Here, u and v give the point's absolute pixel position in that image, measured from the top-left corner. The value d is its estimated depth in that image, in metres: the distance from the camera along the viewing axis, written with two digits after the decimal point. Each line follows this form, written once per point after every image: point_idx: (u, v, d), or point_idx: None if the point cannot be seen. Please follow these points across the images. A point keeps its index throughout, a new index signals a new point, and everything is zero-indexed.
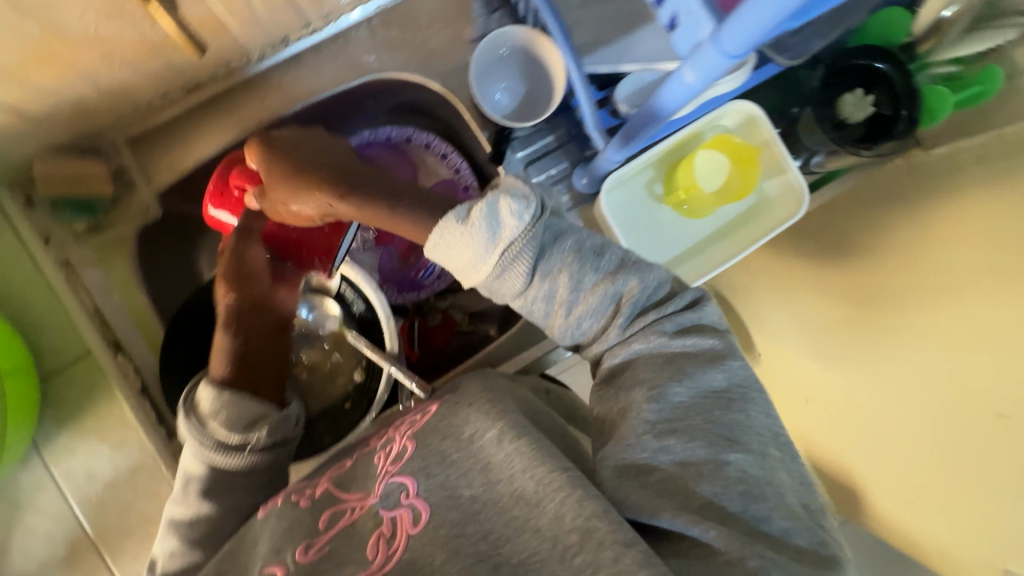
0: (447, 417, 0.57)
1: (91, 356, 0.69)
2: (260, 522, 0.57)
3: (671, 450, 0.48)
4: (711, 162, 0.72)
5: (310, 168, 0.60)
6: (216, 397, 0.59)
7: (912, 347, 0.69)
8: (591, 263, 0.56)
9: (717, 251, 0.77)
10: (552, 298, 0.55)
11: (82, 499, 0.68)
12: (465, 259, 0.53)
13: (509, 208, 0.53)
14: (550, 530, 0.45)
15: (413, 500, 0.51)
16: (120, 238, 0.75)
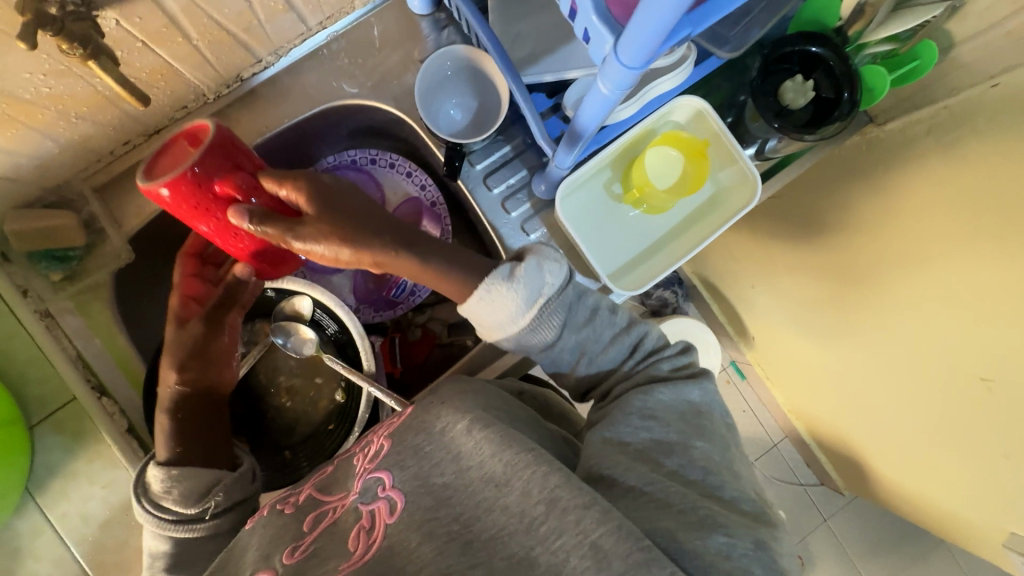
0: (420, 413, 0.58)
1: (77, 401, 0.71)
2: (248, 532, 0.57)
3: (651, 428, 0.53)
4: (664, 158, 0.73)
5: (366, 220, 0.53)
6: (164, 476, 0.61)
7: (897, 308, 0.84)
8: (609, 319, 0.60)
9: (678, 245, 0.77)
10: (576, 351, 0.60)
11: (80, 541, 0.70)
12: (507, 317, 0.55)
13: (550, 269, 0.56)
14: (518, 506, 0.46)
15: (389, 491, 0.51)
16: (95, 285, 0.76)
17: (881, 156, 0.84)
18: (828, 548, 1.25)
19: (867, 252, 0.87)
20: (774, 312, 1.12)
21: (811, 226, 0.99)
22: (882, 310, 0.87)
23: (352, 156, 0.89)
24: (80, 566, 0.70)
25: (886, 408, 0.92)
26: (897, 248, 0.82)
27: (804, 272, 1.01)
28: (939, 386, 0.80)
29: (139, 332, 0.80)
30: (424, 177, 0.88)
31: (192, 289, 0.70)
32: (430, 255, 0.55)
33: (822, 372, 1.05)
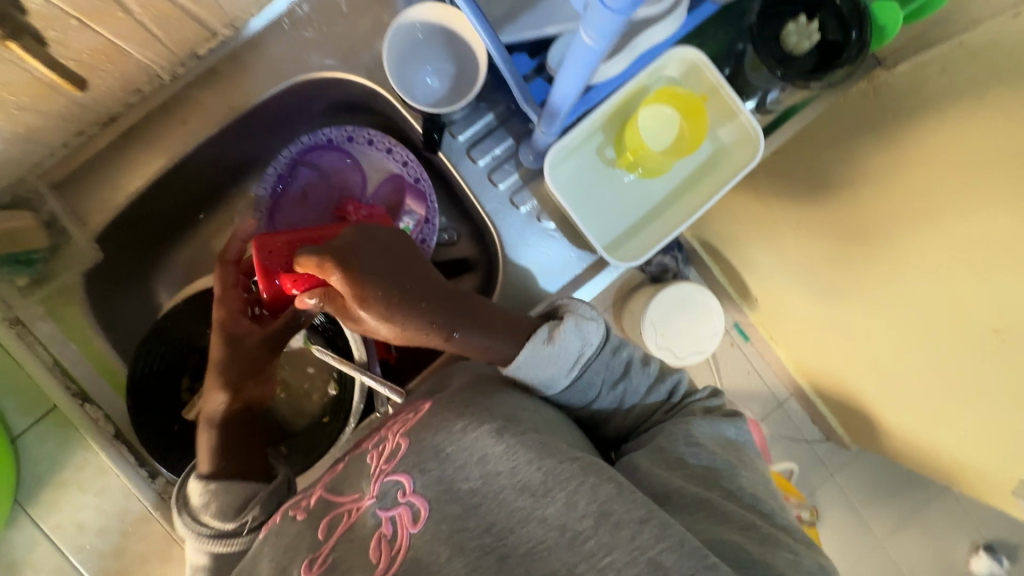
0: (441, 412, 0.55)
1: (58, 410, 0.69)
2: (261, 539, 0.56)
3: (700, 453, 0.54)
4: (659, 117, 0.68)
5: (414, 298, 0.52)
6: (204, 490, 0.61)
7: (910, 269, 0.80)
8: (642, 371, 0.62)
9: (674, 213, 0.73)
10: (615, 404, 0.61)
11: (77, 550, 0.69)
12: (550, 377, 0.57)
13: (589, 329, 0.57)
14: (559, 519, 0.44)
15: (411, 497, 0.49)
16: (66, 287, 0.72)
17: (888, 100, 0.78)
18: (837, 502, 1.23)
19: (878, 205, 0.82)
20: (778, 273, 1.08)
21: (817, 180, 0.93)
22: (893, 271, 0.83)
23: (327, 134, 0.84)
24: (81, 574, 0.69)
25: (902, 369, 0.89)
26: (909, 201, 0.77)
27: (810, 230, 0.97)
28: (964, 354, 0.77)
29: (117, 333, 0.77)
30: (405, 153, 0.82)
31: (236, 306, 0.66)
32: (478, 333, 0.56)
33: (831, 332, 1.02)
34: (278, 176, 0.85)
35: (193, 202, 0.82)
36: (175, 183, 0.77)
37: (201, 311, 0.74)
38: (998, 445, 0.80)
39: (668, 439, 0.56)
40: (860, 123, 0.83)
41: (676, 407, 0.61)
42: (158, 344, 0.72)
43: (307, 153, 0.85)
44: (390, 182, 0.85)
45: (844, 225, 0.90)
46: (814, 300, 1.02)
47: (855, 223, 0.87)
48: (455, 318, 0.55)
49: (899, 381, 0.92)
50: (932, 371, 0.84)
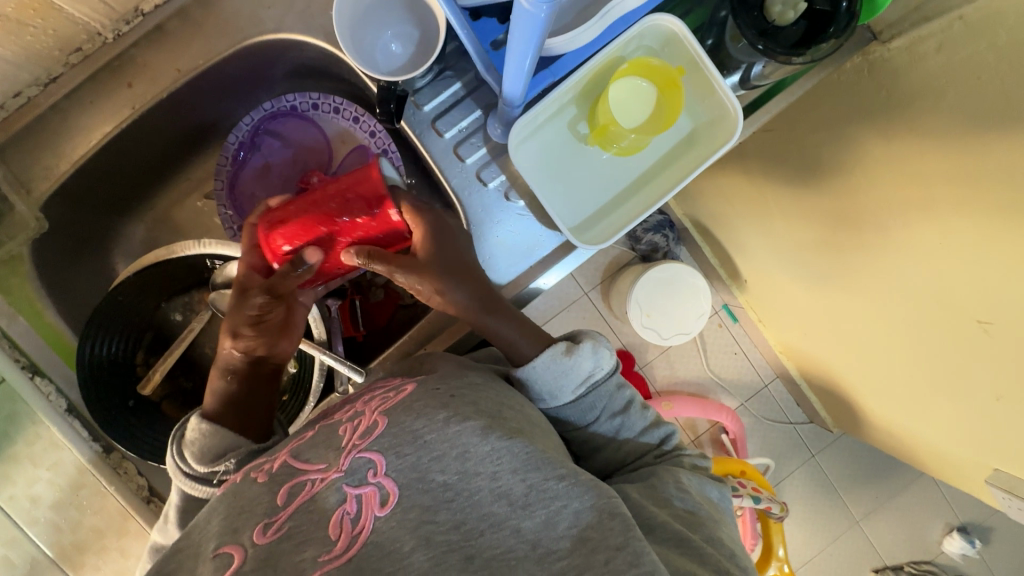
0: (424, 398, 0.52)
1: (5, 384, 0.68)
2: (218, 499, 0.51)
3: (686, 499, 0.52)
4: (633, 90, 0.64)
5: (463, 263, 0.61)
6: (196, 425, 0.61)
7: (903, 261, 0.76)
8: (643, 412, 0.60)
9: (650, 191, 0.69)
10: (609, 435, 0.59)
11: (31, 523, 0.68)
12: (555, 388, 0.57)
13: (604, 355, 0.58)
14: (533, 535, 0.43)
15: (381, 479, 0.46)
16: (12, 257, 0.69)
17: (888, 77, 0.73)
18: (817, 484, 1.23)
19: (870, 191, 0.78)
20: (766, 255, 1.05)
21: (807, 163, 0.89)
22: (880, 258, 0.81)
23: (291, 101, 0.80)
24: (36, 546, 0.69)
25: (892, 360, 0.87)
26: (901, 190, 0.74)
27: (801, 213, 0.94)
28: (955, 357, 0.75)
29: (67, 305, 0.74)
30: (372, 123, 0.78)
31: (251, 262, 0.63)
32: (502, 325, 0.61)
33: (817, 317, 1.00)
34: (240, 145, 0.82)
35: (149, 169, 0.79)
36: (126, 147, 0.73)
37: (162, 283, 0.72)
38: (979, 436, 0.79)
39: (660, 482, 0.53)
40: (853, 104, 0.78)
41: (668, 456, 0.58)
42: (110, 313, 0.69)
43: (270, 121, 0.81)
44: (356, 154, 0.81)
45: (834, 209, 0.86)
46: (804, 284, 0.99)
47: (845, 208, 0.84)
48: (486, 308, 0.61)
49: (886, 373, 0.90)
50: (922, 365, 0.81)
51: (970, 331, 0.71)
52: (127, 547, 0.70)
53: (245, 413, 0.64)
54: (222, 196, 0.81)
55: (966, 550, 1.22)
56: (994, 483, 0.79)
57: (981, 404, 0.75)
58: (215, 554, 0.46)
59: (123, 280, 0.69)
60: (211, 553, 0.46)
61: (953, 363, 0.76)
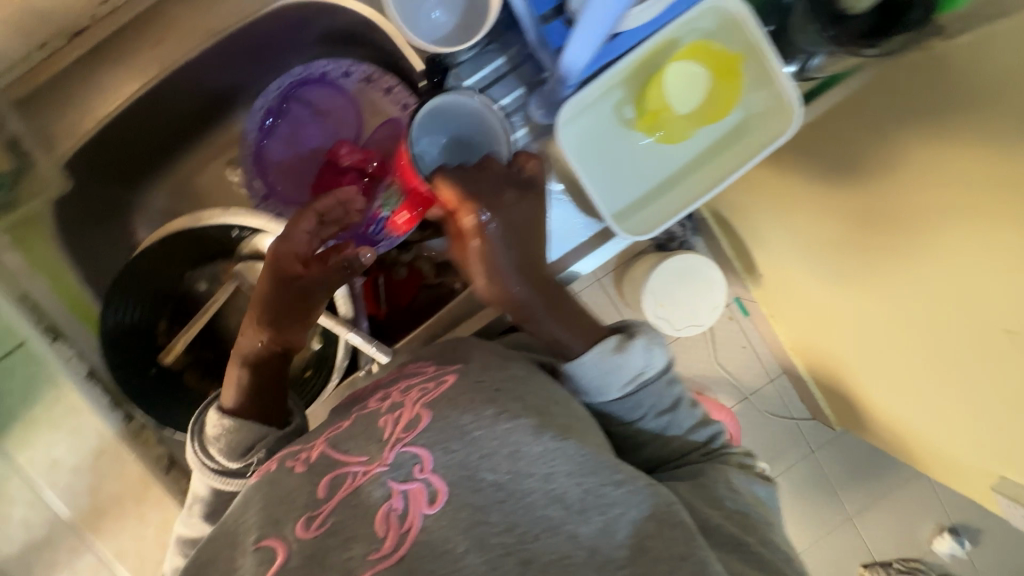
0: (469, 391, 0.53)
1: (26, 347, 0.67)
2: (254, 486, 0.53)
3: (737, 500, 0.52)
4: (687, 75, 0.61)
5: (530, 260, 0.58)
6: (217, 421, 0.61)
7: (932, 264, 0.74)
8: (691, 410, 0.60)
9: (694, 182, 0.67)
10: (656, 432, 0.58)
11: (52, 485, 0.68)
12: (604, 383, 0.57)
13: (657, 352, 0.57)
14: (590, 541, 0.44)
15: (428, 476, 0.47)
16: (32, 217, 0.67)
17: (927, 69, 0.68)
18: (816, 481, 1.23)
19: (908, 196, 0.76)
20: (789, 252, 1.03)
21: (844, 159, 0.86)
22: (908, 262, 0.78)
23: (323, 67, 0.77)
24: (54, 509, 0.68)
25: (907, 364, 0.86)
26: (944, 196, 0.70)
27: (824, 208, 0.92)
28: (978, 373, 0.74)
29: (90, 269, 0.72)
30: (406, 95, 0.77)
31: (294, 247, 0.63)
32: (558, 320, 0.58)
33: (835, 318, 0.98)
34: (267, 111, 0.79)
35: (175, 132, 0.77)
36: (150, 108, 0.71)
37: (187, 250, 0.70)
38: (993, 442, 0.78)
39: (711, 479, 0.54)
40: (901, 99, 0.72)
41: (715, 456, 0.58)
42: (133, 282, 0.68)
43: (300, 87, 0.79)
44: (389, 126, 0.79)
45: (859, 209, 0.85)
46: (822, 280, 0.98)
47: (873, 208, 0.82)
48: (545, 306, 0.58)
49: (900, 384, 0.90)
50: (938, 369, 0.80)
51: (995, 340, 0.69)
52: (147, 514, 0.70)
53: (268, 400, 0.64)
54: (249, 164, 0.79)
55: (956, 550, 1.23)
56: (1003, 492, 0.82)
57: (999, 412, 0.74)
58: (256, 546, 0.47)
59: (144, 247, 0.67)
60: (252, 546, 0.48)
61: (972, 370, 0.75)
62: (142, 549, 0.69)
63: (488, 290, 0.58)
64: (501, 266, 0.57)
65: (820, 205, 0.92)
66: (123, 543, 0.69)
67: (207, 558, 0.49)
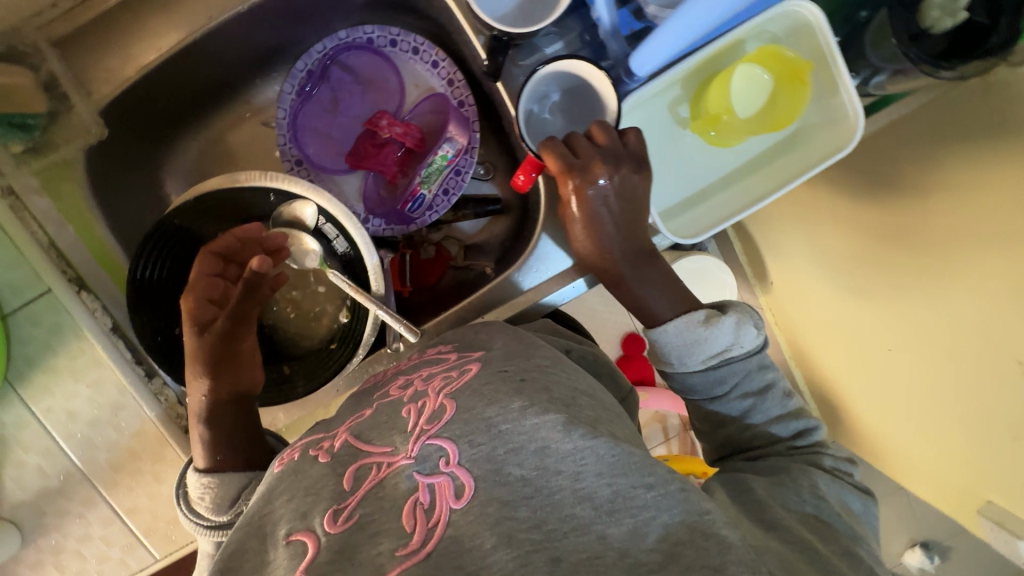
0: (494, 382, 0.53)
1: (51, 294, 0.64)
2: (277, 477, 0.53)
3: (819, 506, 0.50)
4: (754, 80, 0.60)
5: (630, 224, 0.59)
6: (198, 480, 0.59)
7: (950, 289, 0.73)
8: (780, 399, 0.58)
9: (746, 187, 0.66)
10: (738, 415, 0.58)
11: (67, 436, 0.67)
12: (687, 357, 0.56)
13: (748, 332, 0.56)
14: (620, 543, 0.41)
15: (455, 469, 0.46)
16: (64, 162, 0.66)
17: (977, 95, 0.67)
18: None
19: (944, 218, 0.73)
20: (807, 264, 1.03)
21: (884, 176, 0.85)
22: (932, 282, 0.76)
23: (369, 33, 0.75)
24: (70, 461, 0.67)
25: (909, 388, 0.85)
26: (979, 227, 0.68)
27: (850, 222, 0.91)
28: (993, 404, 0.71)
29: (118, 221, 0.71)
30: (452, 70, 0.74)
31: (204, 293, 0.65)
32: (647, 287, 0.59)
33: (846, 334, 0.97)
34: (308, 74, 0.76)
35: (213, 86, 0.75)
36: (192, 61, 0.69)
37: (222, 210, 0.68)
38: (985, 472, 0.76)
39: (793, 483, 0.52)
40: (952, 122, 0.71)
41: (803, 451, 0.57)
42: (164, 245, 0.67)
43: (344, 53, 0.77)
44: (432, 101, 0.77)
45: (885, 226, 0.83)
46: (835, 292, 0.97)
47: (899, 226, 0.81)
48: (635, 270, 0.59)
49: (906, 409, 0.88)
50: (942, 395, 0.79)
51: (1000, 370, 0.68)
52: (163, 473, 0.70)
53: (238, 445, 0.63)
54: (285, 128, 0.76)
55: (925, 565, 1.25)
56: (985, 515, 0.77)
57: (997, 445, 0.72)
58: (287, 540, 0.45)
59: (180, 204, 0.66)
60: (283, 539, 0.46)
61: (973, 398, 0.73)
62: (155, 506, 0.70)
63: (584, 249, 0.59)
64: (604, 228, 0.58)
65: (847, 221, 0.91)
66: (137, 499, 0.69)
67: (238, 546, 0.47)
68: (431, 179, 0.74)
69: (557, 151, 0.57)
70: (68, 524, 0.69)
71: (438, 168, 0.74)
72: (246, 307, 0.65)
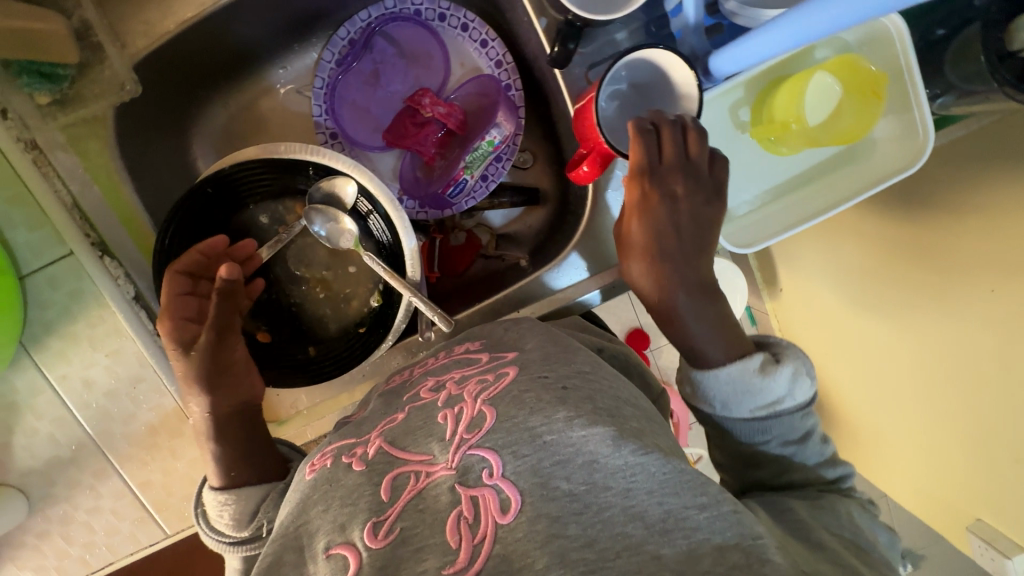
0: (535, 390, 0.48)
1: (74, 256, 0.61)
2: (312, 487, 0.49)
3: (857, 533, 0.50)
4: (824, 90, 0.58)
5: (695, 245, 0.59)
6: (216, 497, 0.57)
7: (963, 313, 0.71)
8: (820, 448, 0.57)
9: (802, 200, 0.64)
10: (776, 462, 0.57)
11: (82, 406, 0.64)
12: (734, 401, 0.54)
13: (802, 385, 0.55)
14: (676, 565, 0.36)
15: (498, 481, 0.41)
16: (95, 118, 0.63)
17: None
18: None
19: (969, 240, 0.69)
20: (820, 277, 0.98)
21: (912, 193, 0.80)
22: (956, 303, 0.72)
23: (418, 4, 0.71)
24: (84, 432, 0.65)
25: (911, 405, 0.84)
26: (1010, 249, 0.64)
27: (861, 233, 0.88)
28: (1017, 431, 0.68)
29: (145, 187, 0.68)
30: (501, 51, 0.71)
31: (180, 312, 0.62)
32: (701, 324, 0.56)
33: (856, 353, 0.94)
34: (349, 43, 0.73)
35: (251, 49, 0.71)
36: (233, 20, 0.66)
37: (257, 182, 0.65)
38: (986, 493, 0.76)
39: (832, 509, 0.52)
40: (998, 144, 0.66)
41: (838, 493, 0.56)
42: (194, 217, 0.64)
43: (389, 23, 0.73)
44: (477, 83, 0.74)
45: (897, 243, 0.81)
46: (839, 302, 0.95)
47: (911, 244, 0.78)
48: (692, 300, 0.57)
49: (916, 432, 0.86)
50: (944, 414, 0.78)
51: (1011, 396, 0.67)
52: (181, 449, 0.67)
53: (255, 449, 0.61)
54: (321, 98, 0.72)
55: None
56: (974, 533, 0.78)
57: (1000, 467, 0.72)
58: (327, 554, 0.42)
59: (212, 173, 0.63)
60: (323, 553, 0.42)
61: (981, 421, 0.73)
62: (169, 482, 0.68)
63: (637, 274, 0.59)
64: (668, 252, 0.58)
65: (859, 234, 0.89)
66: (151, 474, 0.67)
67: (275, 559, 0.44)
68: (475, 165, 0.72)
69: (648, 143, 0.56)
70: (78, 495, 0.66)
71: (483, 154, 0.72)
72: (226, 317, 0.63)
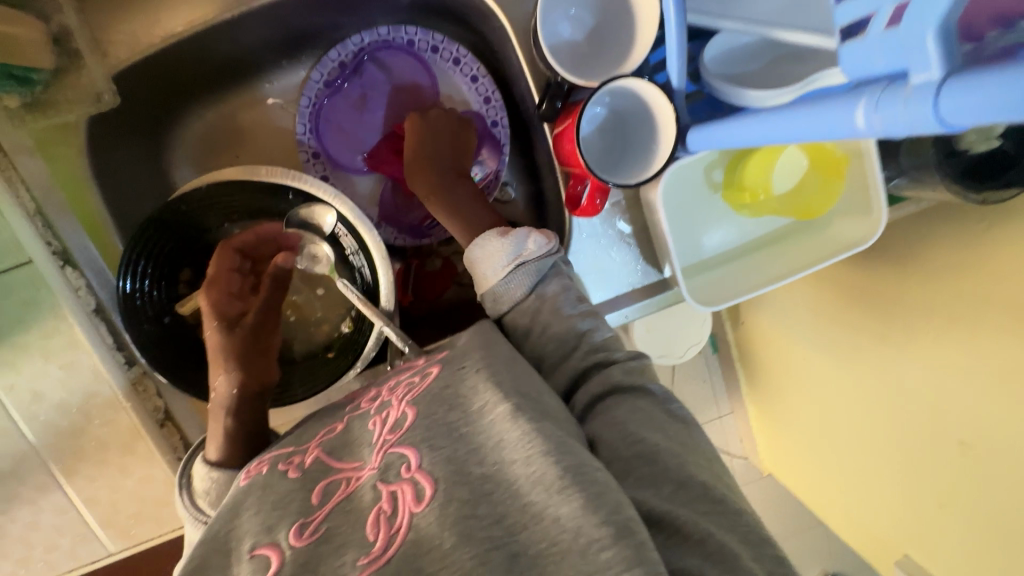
0: (455, 384, 0.47)
1: (33, 266, 0.59)
2: (244, 489, 0.48)
3: None
4: (789, 165, 0.64)
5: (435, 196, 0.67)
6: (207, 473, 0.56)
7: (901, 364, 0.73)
8: (572, 300, 0.58)
9: (768, 258, 0.67)
10: (533, 323, 0.57)
11: (29, 418, 0.62)
12: (487, 262, 0.59)
13: (539, 238, 0.58)
14: (573, 521, 0.36)
15: (415, 473, 0.41)
16: (64, 125, 0.62)
17: None
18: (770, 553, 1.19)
19: (918, 296, 0.71)
20: (783, 317, 0.96)
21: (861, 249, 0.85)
22: (895, 351, 0.74)
23: (410, 35, 0.72)
24: (31, 445, 0.62)
25: (852, 450, 0.85)
26: (949, 295, 0.66)
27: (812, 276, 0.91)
28: (941, 467, 0.70)
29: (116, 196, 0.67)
30: (490, 88, 0.73)
31: (225, 288, 0.65)
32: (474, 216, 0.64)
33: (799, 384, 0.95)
34: (339, 66, 0.73)
35: (235, 65, 0.71)
36: (221, 35, 0.65)
37: (232, 205, 0.65)
38: (915, 534, 0.77)
39: None
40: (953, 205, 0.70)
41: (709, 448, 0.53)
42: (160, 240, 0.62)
43: (380, 50, 0.73)
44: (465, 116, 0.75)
45: (845, 289, 0.83)
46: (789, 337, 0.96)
47: (854, 289, 0.81)
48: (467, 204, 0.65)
49: (855, 474, 0.86)
50: (881, 455, 0.79)
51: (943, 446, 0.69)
52: (128, 466, 0.65)
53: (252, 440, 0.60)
54: (306, 118, 0.72)
55: None
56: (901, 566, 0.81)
57: (927, 510, 0.74)
58: (251, 555, 0.41)
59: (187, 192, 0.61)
60: (247, 553, 0.41)
61: (913, 468, 0.74)
62: (117, 499, 0.66)
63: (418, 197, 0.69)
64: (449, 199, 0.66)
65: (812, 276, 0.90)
66: (98, 490, 0.65)
67: (201, 560, 0.42)
68: None
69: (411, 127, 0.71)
70: (16, 509, 0.63)
71: None
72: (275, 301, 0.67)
